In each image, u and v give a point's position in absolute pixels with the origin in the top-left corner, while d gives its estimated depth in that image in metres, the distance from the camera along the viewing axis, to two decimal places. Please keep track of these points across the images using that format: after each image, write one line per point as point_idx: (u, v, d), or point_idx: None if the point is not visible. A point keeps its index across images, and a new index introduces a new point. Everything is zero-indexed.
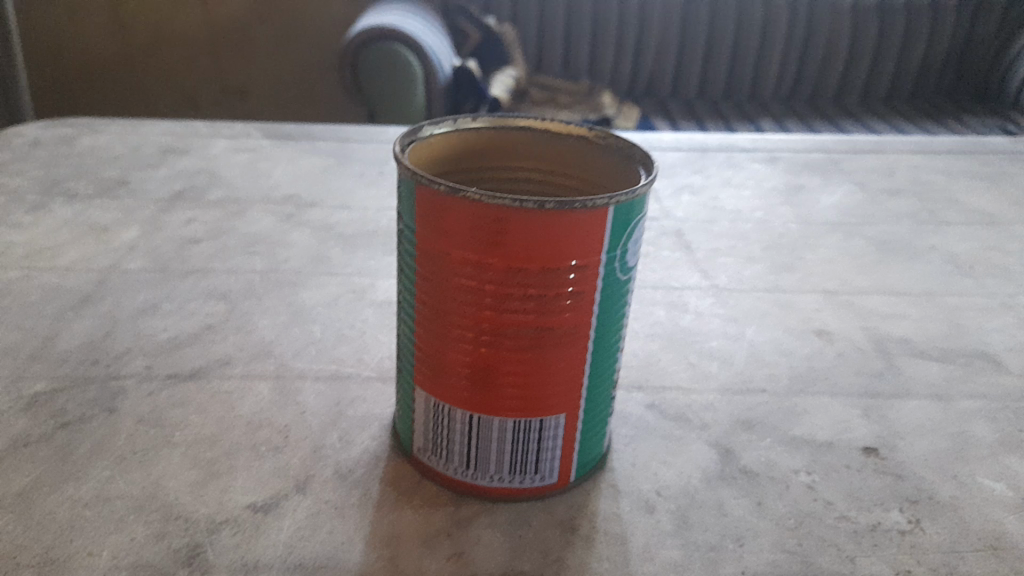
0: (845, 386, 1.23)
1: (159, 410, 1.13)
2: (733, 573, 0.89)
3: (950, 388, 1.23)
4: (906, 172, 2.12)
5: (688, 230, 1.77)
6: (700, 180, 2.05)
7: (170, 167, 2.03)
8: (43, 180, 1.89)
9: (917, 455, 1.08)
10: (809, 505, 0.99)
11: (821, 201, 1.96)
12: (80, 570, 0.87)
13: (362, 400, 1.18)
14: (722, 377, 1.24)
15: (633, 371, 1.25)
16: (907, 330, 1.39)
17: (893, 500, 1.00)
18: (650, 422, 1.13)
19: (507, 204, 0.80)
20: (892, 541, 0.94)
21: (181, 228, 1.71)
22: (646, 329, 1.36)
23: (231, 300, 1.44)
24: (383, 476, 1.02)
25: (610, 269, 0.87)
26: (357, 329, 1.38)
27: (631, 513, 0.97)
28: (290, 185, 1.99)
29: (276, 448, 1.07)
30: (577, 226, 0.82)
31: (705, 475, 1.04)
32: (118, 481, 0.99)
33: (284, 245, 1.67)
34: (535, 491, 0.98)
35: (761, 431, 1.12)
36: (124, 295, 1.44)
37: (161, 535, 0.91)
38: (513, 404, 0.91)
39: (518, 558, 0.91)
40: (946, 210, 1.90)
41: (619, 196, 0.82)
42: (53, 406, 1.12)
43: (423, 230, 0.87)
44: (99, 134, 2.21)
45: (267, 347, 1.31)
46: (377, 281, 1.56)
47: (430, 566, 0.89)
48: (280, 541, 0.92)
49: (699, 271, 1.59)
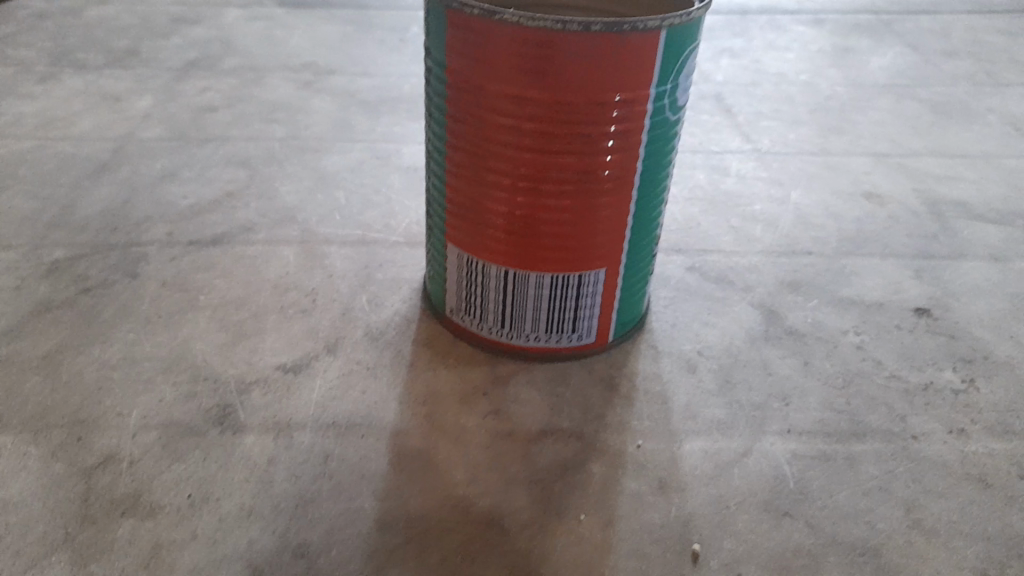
0: (897, 248, 1.17)
1: (183, 275, 1.10)
2: (779, 431, 0.86)
3: (1008, 250, 1.17)
4: (962, 34, 2.00)
5: (727, 93, 1.68)
6: (740, 43, 1.94)
7: (183, 36, 1.95)
8: (53, 51, 1.83)
9: (973, 315, 1.03)
10: (858, 365, 0.95)
11: (870, 62, 1.85)
12: (110, 429, 0.85)
13: (392, 264, 1.14)
14: (766, 239, 1.19)
15: (672, 234, 1.20)
16: (962, 193, 1.32)
17: (947, 359, 0.96)
18: (691, 284, 1.09)
19: (550, 27, 0.71)
20: (946, 400, 0.90)
21: (198, 97, 1.65)
22: (685, 193, 1.30)
23: (252, 167, 1.40)
24: (416, 338, 0.99)
25: (659, 105, 0.79)
26: (384, 195, 1.33)
27: (672, 373, 0.94)
28: (309, 52, 1.91)
29: (304, 311, 1.04)
30: (626, 53, 0.73)
31: (749, 336, 0.99)
32: (144, 344, 0.97)
33: (305, 112, 1.61)
34: (573, 351, 0.95)
35: (808, 293, 1.07)
36: (141, 162, 1.40)
37: (191, 396, 0.89)
38: (552, 253, 0.86)
39: (556, 415, 0.88)
40: (1004, 72, 1.79)
41: (674, 19, 0.73)
42: (75, 272, 1.10)
43: (455, 61, 0.79)
44: (109, 4, 2.12)
45: (291, 213, 1.26)
46: (403, 148, 1.50)
47: (467, 424, 0.87)
48: (312, 401, 0.89)
49: (739, 134, 1.52)
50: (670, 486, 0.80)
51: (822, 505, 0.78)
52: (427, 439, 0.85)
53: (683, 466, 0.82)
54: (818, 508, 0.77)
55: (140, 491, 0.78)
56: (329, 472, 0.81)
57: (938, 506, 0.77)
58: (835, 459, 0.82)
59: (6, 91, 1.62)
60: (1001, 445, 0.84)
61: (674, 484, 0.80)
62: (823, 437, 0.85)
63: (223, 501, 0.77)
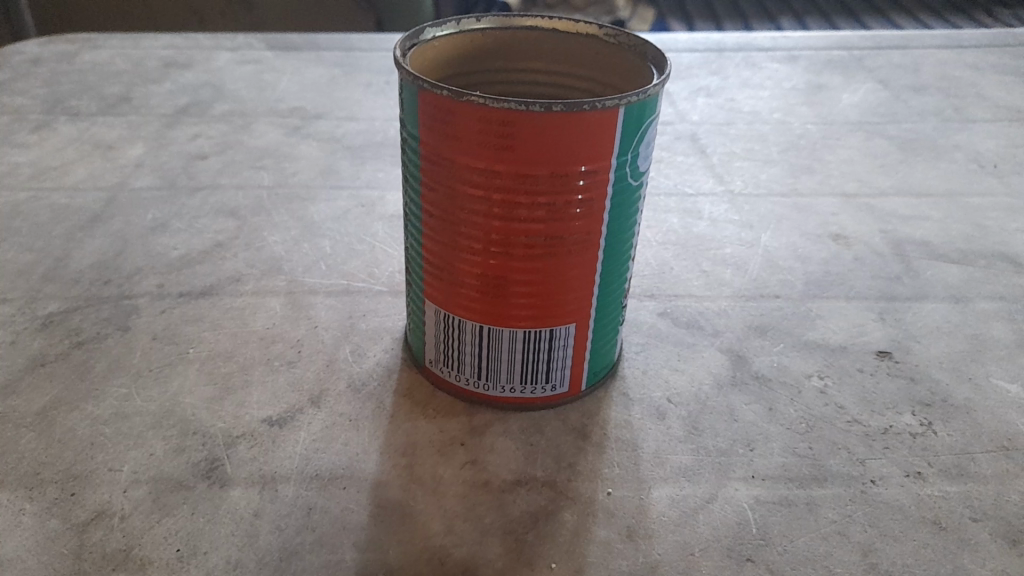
0: (861, 290, 1.22)
1: (173, 327, 1.13)
2: (744, 477, 0.90)
3: (969, 290, 1.21)
4: (931, 69, 2.06)
5: (702, 134, 1.73)
6: (717, 82, 1.99)
7: (174, 82, 2.00)
8: (46, 98, 1.87)
9: (932, 357, 1.08)
10: (821, 410, 0.99)
11: (842, 100, 1.90)
12: (102, 485, 0.88)
13: (374, 313, 1.18)
14: (736, 283, 1.23)
15: (645, 279, 1.24)
16: (927, 231, 1.37)
17: (905, 403, 1.00)
18: (662, 330, 1.13)
19: (514, 108, 0.76)
20: (904, 444, 0.94)
21: (188, 145, 1.70)
22: (659, 237, 1.35)
23: (240, 216, 1.44)
24: (396, 388, 1.03)
25: (620, 174, 0.84)
26: (368, 243, 1.37)
27: (642, 420, 0.98)
28: (297, 97, 1.96)
29: (289, 362, 1.07)
30: (586, 129, 0.78)
31: (717, 381, 1.04)
32: (135, 398, 1.00)
33: (292, 159, 1.66)
34: (547, 400, 0.98)
35: (774, 337, 1.11)
36: (133, 212, 1.43)
37: (180, 450, 0.93)
38: (524, 313, 0.91)
39: (531, 463, 0.92)
40: (972, 107, 1.84)
41: (630, 97, 0.78)
42: (68, 325, 1.13)
43: (427, 136, 0.84)
44: (101, 49, 2.17)
45: (278, 262, 1.30)
46: (387, 194, 1.54)
47: (445, 474, 0.90)
48: (297, 453, 0.93)
49: (713, 175, 1.57)
50: (637, 532, 0.83)
51: (783, 550, 0.81)
52: (407, 490, 0.88)
53: (651, 513, 0.86)
54: (778, 553, 0.81)
55: (131, 547, 0.81)
56: (313, 524, 0.84)
57: (893, 550, 0.81)
58: (796, 504, 0.87)
59: (1, 141, 1.66)
60: (955, 487, 0.88)
61: (641, 531, 0.84)
62: (785, 483, 0.89)
63: (211, 555, 0.81)
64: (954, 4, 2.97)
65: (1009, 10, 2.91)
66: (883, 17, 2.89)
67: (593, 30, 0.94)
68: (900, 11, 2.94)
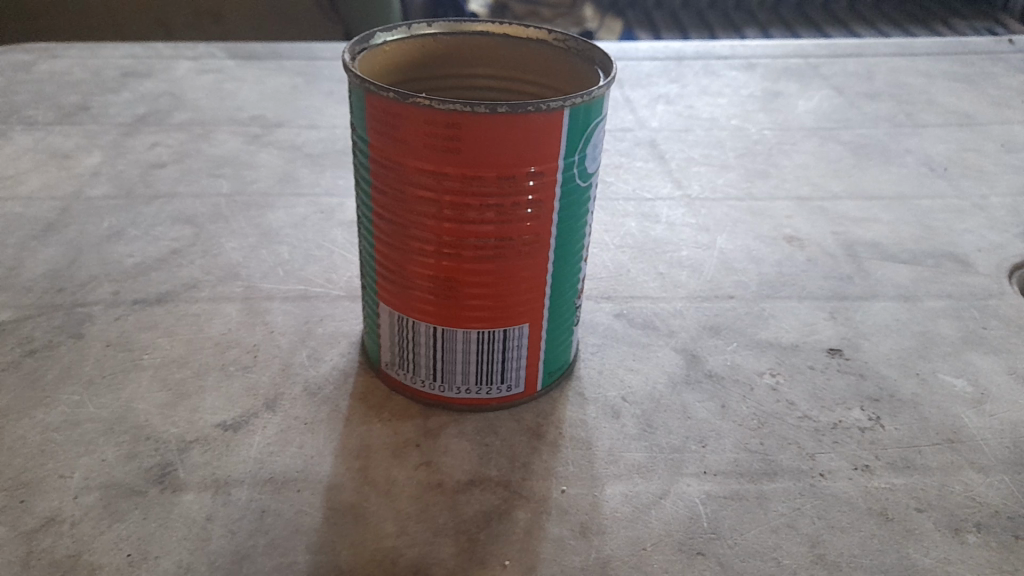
0: (813, 290, 1.24)
1: (127, 334, 1.12)
2: (696, 473, 0.91)
3: (918, 289, 1.24)
4: (885, 76, 2.10)
5: (662, 140, 1.75)
6: (676, 89, 2.01)
7: (133, 91, 1.98)
8: (2, 108, 1.84)
9: (881, 354, 1.10)
10: (772, 406, 1.01)
11: (797, 106, 1.94)
12: (52, 492, 0.87)
13: (332, 318, 1.19)
14: (692, 285, 1.24)
15: (602, 281, 1.25)
16: (878, 233, 1.40)
17: (855, 399, 1.02)
18: (618, 330, 1.14)
19: (460, 109, 0.77)
20: (852, 438, 0.96)
21: (146, 154, 1.68)
22: (617, 241, 1.36)
23: (198, 224, 1.43)
24: (352, 391, 1.03)
25: (568, 176, 0.85)
26: (326, 249, 1.37)
27: (597, 418, 0.99)
28: (257, 105, 1.95)
29: (245, 367, 1.07)
30: (532, 131, 0.79)
31: (670, 380, 1.05)
32: (87, 405, 0.99)
33: (251, 166, 1.65)
34: (502, 401, 0.99)
35: (727, 336, 1.13)
36: (89, 220, 1.42)
37: (131, 455, 0.92)
38: (479, 314, 0.91)
39: (486, 463, 0.92)
40: (923, 113, 1.88)
41: (575, 98, 0.79)
42: (20, 333, 1.12)
43: (377, 138, 0.84)
44: (59, 58, 2.15)
45: (236, 269, 1.30)
46: (346, 201, 1.54)
47: (400, 474, 0.91)
48: (251, 457, 0.93)
49: (672, 181, 1.58)
50: (590, 529, 0.84)
51: (733, 543, 0.83)
52: (360, 492, 0.88)
53: (604, 509, 0.86)
54: (728, 546, 0.82)
55: (81, 552, 0.80)
56: (265, 527, 0.84)
57: (841, 541, 0.83)
58: (746, 498, 0.88)
59: None
60: (901, 479, 0.90)
61: (595, 527, 0.84)
62: (736, 478, 0.90)
63: (162, 559, 0.80)
64: (911, 15, 3.03)
65: (964, 20, 2.97)
66: (841, 27, 2.94)
67: (543, 36, 0.96)
68: (858, 22, 2.99)
